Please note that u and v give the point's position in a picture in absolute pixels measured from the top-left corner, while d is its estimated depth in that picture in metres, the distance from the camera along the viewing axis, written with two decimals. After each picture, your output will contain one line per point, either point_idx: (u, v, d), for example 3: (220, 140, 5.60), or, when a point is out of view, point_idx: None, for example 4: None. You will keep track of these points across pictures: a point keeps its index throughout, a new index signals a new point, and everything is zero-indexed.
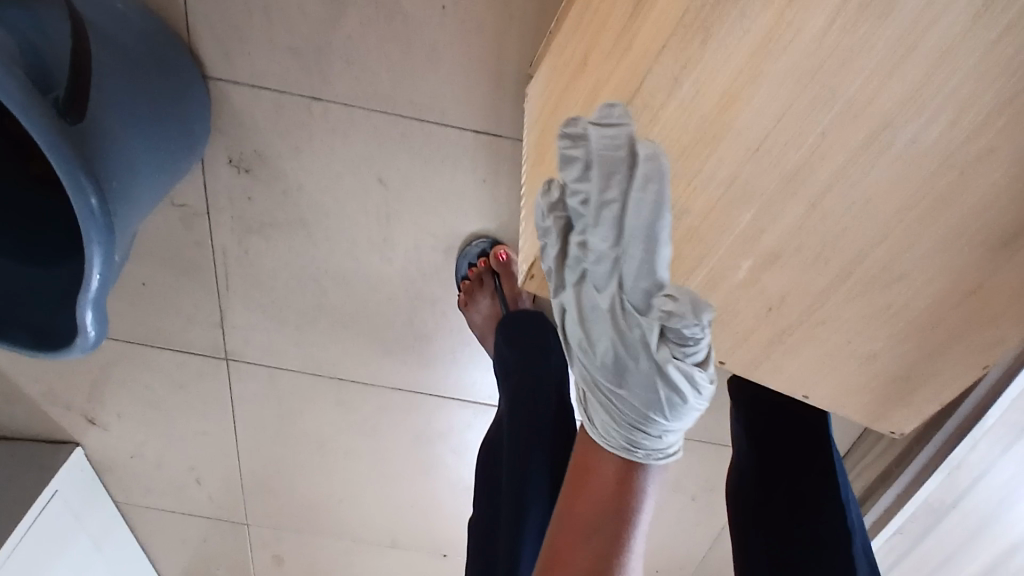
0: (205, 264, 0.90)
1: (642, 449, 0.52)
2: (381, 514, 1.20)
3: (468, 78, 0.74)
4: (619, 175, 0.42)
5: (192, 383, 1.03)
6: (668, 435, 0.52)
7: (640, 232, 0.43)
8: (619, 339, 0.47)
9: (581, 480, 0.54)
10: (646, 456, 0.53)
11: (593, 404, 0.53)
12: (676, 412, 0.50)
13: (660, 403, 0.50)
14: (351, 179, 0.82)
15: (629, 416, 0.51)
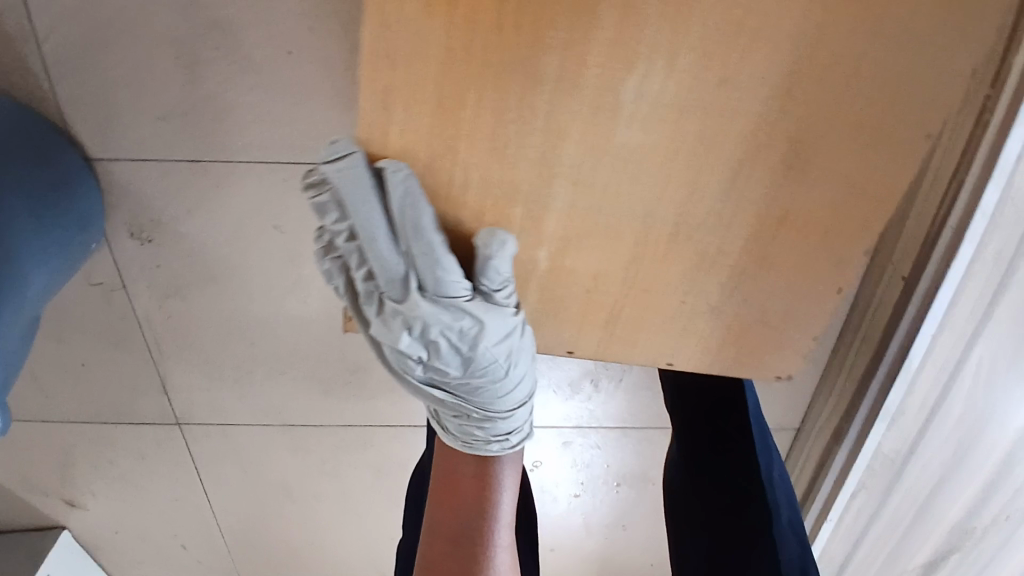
0: (134, 335, 0.93)
1: (495, 437, 0.61)
2: (367, 551, 1.20)
3: (334, 115, 0.76)
4: (377, 206, 0.46)
5: (152, 451, 1.05)
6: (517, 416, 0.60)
7: (425, 255, 0.47)
8: (435, 351, 0.51)
9: (451, 490, 0.66)
10: (500, 445, 0.62)
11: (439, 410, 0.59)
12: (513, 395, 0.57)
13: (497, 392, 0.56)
14: (250, 229, 0.84)
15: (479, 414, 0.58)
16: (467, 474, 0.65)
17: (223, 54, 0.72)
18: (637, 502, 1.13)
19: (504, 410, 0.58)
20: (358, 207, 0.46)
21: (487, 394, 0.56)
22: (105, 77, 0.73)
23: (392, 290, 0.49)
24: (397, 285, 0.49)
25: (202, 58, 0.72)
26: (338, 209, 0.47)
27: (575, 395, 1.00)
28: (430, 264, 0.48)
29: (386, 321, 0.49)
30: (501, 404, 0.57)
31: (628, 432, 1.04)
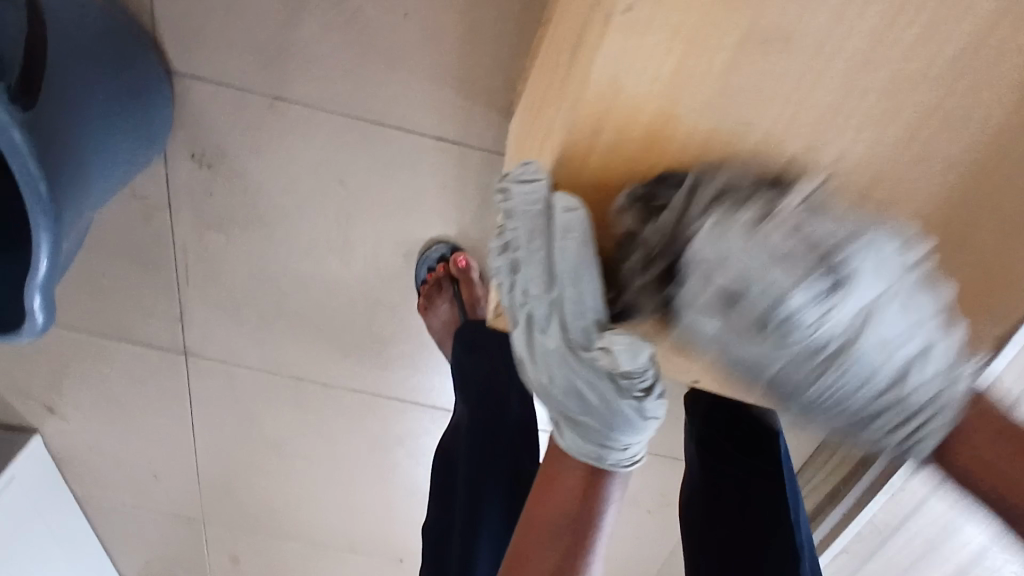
0: (165, 257, 0.90)
1: (610, 458, 0.45)
2: (339, 519, 1.19)
3: (430, 86, 0.75)
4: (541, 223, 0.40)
5: (150, 376, 1.03)
6: (635, 442, 0.45)
7: (572, 279, 0.39)
8: (575, 369, 0.42)
9: (546, 481, 0.48)
10: (615, 464, 0.46)
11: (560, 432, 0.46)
12: (636, 423, 0.43)
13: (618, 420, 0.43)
14: (313, 180, 0.82)
15: (591, 433, 0.44)
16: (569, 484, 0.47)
17: (334, 2, 0.70)
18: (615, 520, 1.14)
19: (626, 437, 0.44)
20: (533, 213, 0.41)
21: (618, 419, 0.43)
22: None
23: (542, 315, 0.42)
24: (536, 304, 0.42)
25: (312, 3, 0.70)
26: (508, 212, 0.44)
27: None
28: (577, 297, 0.39)
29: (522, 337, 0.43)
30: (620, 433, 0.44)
31: None
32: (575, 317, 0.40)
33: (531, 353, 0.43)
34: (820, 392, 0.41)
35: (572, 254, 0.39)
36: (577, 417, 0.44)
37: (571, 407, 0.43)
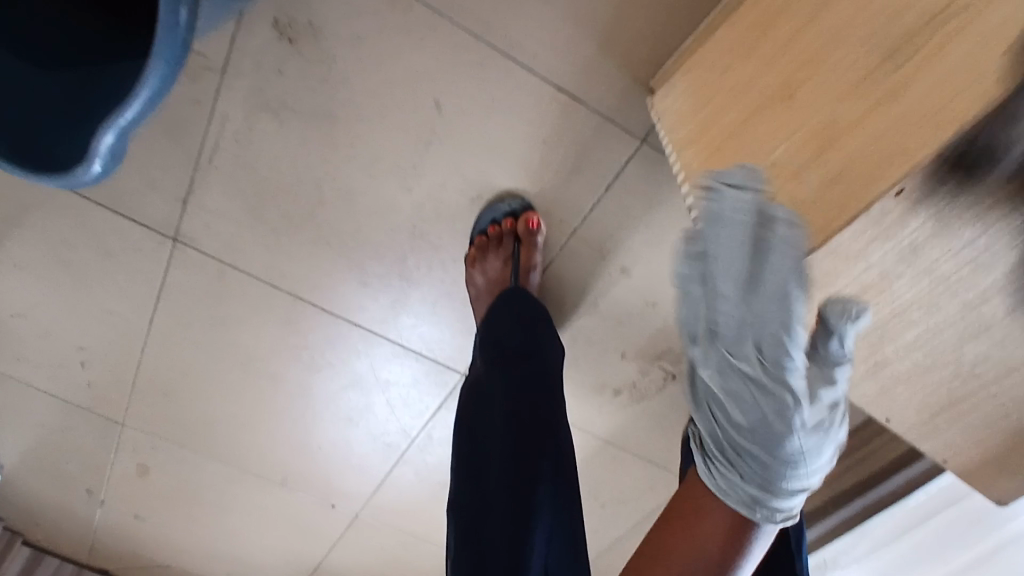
0: (196, 127, 0.77)
1: (772, 493, 0.46)
2: (283, 451, 1.11)
3: (573, 33, 0.69)
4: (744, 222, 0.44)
5: (123, 254, 0.88)
6: (800, 478, 0.45)
7: (766, 276, 0.43)
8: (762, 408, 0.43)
9: (692, 512, 0.49)
10: (777, 499, 0.46)
11: (724, 472, 0.47)
12: (796, 449, 0.44)
13: (782, 446, 0.44)
14: (407, 92, 0.73)
15: (757, 470, 0.45)
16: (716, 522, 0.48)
17: None
18: None
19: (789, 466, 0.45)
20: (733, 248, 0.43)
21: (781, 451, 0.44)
22: None
23: (737, 342, 0.43)
24: (726, 307, 0.43)
25: None
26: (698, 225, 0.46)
27: (589, 395, 0.99)
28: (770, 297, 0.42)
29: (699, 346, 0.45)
30: (781, 461, 0.44)
31: (608, 445, 1.06)
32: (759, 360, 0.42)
33: (709, 389, 0.46)
34: (756, 432, 0.44)
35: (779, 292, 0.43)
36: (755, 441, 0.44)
37: (752, 446, 0.44)
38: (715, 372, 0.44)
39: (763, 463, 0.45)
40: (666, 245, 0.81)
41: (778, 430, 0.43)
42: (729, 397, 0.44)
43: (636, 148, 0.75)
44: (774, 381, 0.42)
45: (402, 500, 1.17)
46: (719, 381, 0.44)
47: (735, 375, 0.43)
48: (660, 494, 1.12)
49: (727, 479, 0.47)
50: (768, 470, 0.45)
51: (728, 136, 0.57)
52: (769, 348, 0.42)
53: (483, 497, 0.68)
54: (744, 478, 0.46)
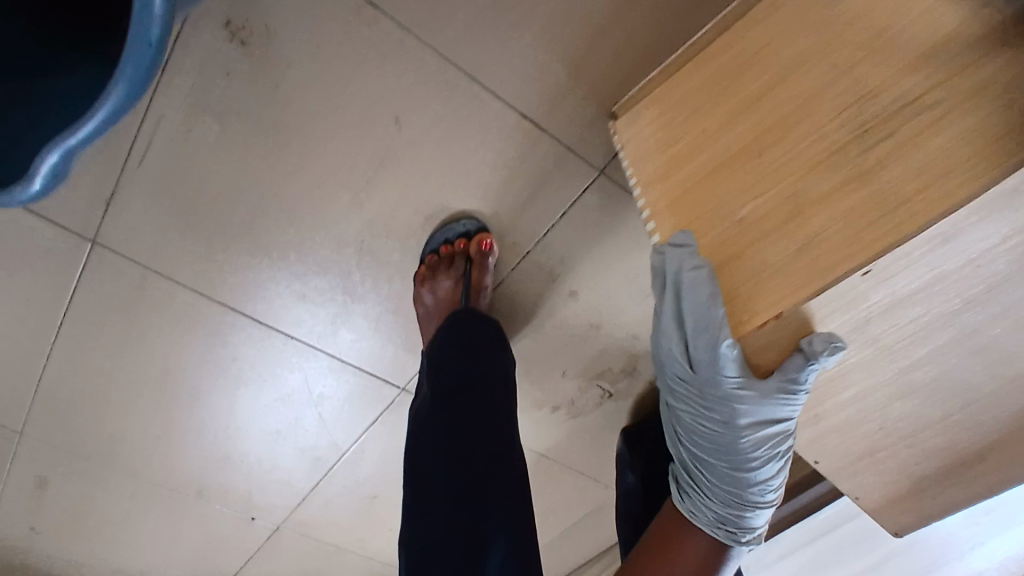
0: (126, 127, 0.71)
1: (753, 506, 0.59)
2: (201, 465, 1.05)
3: (543, 63, 0.68)
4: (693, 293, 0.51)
5: (27, 256, 0.80)
6: (771, 487, 0.58)
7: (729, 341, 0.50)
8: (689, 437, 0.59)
9: (670, 544, 0.63)
10: (755, 510, 0.59)
11: (676, 477, 0.63)
12: (764, 469, 0.56)
13: (748, 470, 0.56)
14: (365, 106, 0.71)
15: (721, 492, 0.59)
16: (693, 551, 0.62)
17: None
18: None
19: (760, 481, 0.57)
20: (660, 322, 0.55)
21: (716, 476, 0.58)
22: None
23: (714, 387, 0.53)
24: (677, 368, 0.55)
25: None
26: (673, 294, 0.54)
27: (527, 411, 1.00)
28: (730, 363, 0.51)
29: (682, 403, 0.56)
30: (755, 480, 0.57)
31: (540, 458, 1.07)
32: (684, 406, 0.56)
33: (678, 425, 0.58)
34: (728, 460, 0.56)
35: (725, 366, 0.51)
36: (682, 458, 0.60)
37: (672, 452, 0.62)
38: (688, 423, 0.56)
39: (711, 486, 0.59)
40: (615, 272, 0.83)
41: (702, 455, 0.58)
42: (705, 441, 0.56)
43: (593, 178, 0.76)
44: (740, 425, 0.54)
45: (328, 513, 1.13)
46: (713, 436, 0.55)
47: (694, 422, 0.56)
48: (587, 503, 1.15)
49: (704, 503, 0.60)
50: (721, 494, 0.59)
51: (699, 181, 0.57)
52: (733, 400, 0.53)
53: (430, 526, 0.66)
54: (707, 494, 0.60)
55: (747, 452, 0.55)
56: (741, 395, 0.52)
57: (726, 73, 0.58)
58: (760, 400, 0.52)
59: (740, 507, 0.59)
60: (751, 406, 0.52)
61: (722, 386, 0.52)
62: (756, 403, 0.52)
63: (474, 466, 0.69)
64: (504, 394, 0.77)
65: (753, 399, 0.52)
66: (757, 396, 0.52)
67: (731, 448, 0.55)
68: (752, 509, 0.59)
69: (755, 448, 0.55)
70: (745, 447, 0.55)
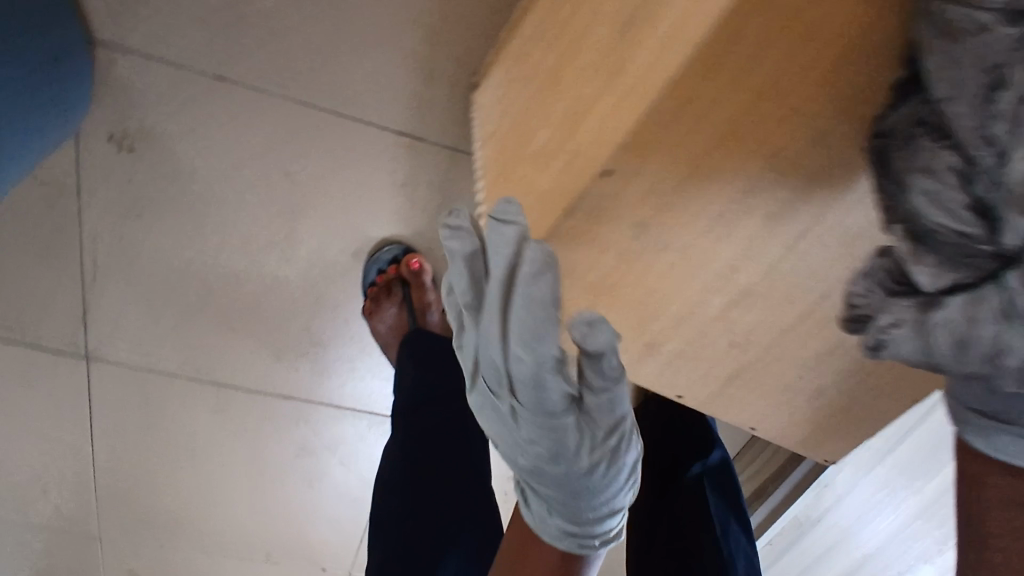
0: (68, 251, 0.78)
1: (598, 509, 0.50)
2: (256, 530, 1.12)
3: (395, 76, 0.71)
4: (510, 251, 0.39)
5: (40, 382, 0.90)
6: (614, 488, 0.49)
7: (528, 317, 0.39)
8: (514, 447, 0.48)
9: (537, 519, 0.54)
10: (603, 512, 0.50)
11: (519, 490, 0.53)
12: (612, 469, 0.47)
13: (591, 477, 0.47)
14: (255, 170, 0.74)
15: (562, 503, 0.49)
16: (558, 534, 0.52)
17: None
18: None
19: (610, 483, 0.48)
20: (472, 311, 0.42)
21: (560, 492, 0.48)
22: None
23: (525, 397, 0.42)
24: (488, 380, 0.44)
25: None
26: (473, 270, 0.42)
27: None
28: (530, 362, 0.40)
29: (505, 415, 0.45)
30: (603, 483, 0.48)
31: None
32: (508, 423, 0.45)
33: (506, 443, 0.47)
34: (568, 474, 0.46)
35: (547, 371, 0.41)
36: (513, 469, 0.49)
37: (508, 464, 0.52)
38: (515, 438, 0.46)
39: (552, 501, 0.49)
40: None
41: (540, 473, 0.47)
42: (538, 457, 0.46)
43: None
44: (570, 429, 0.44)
45: None
46: (543, 449, 0.45)
47: (520, 440, 0.45)
48: None
49: (540, 509, 0.51)
50: (563, 504, 0.49)
51: (514, 128, 0.52)
52: (543, 404, 0.42)
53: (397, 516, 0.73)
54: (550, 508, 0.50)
55: (587, 457, 0.46)
56: (546, 390, 0.41)
57: (546, 16, 0.54)
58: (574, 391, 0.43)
59: (583, 515, 0.50)
60: (563, 403, 0.43)
61: (529, 388, 0.41)
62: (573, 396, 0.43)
63: (428, 485, 0.75)
64: (476, 419, 0.81)
65: (559, 391, 0.42)
66: (563, 391, 0.42)
67: (568, 459, 0.45)
68: (600, 515, 0.50)
69: (595, 449, 0.46)
70: (586, 453, 0.45)
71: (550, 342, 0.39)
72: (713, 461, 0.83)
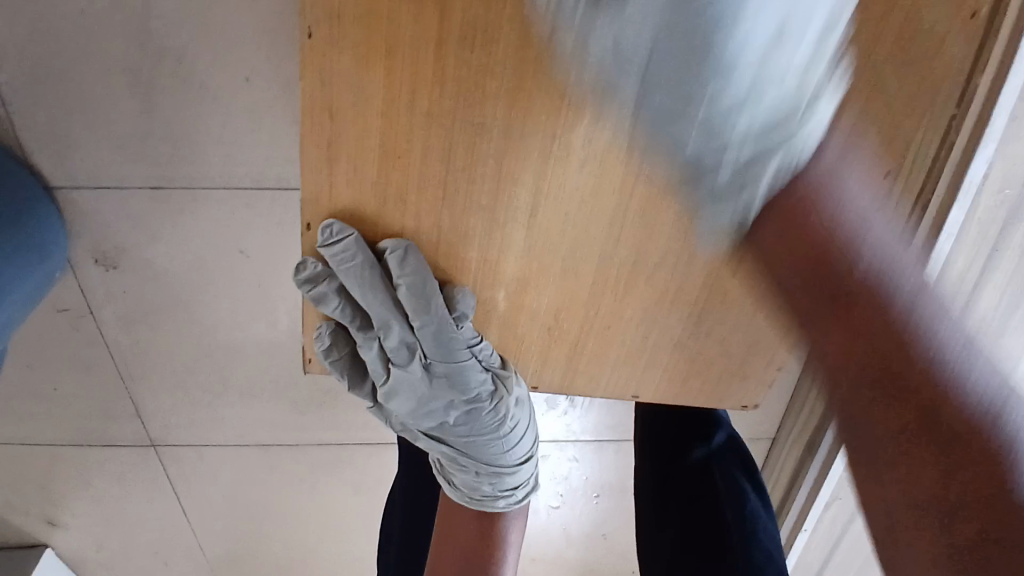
0: (104, 361, 0.91)
1: (512, 452, 0.64)
2: (350, 566, 1.21)
3: (294, 140, 0.74)
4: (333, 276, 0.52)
5: (128, 473, 1.05)
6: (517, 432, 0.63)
7: (387, 301, 0.52)
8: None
9: (448, 529, 0.67)
10: (516, 454, 0.64)
11: (443, 462, 0.66)
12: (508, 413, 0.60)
13: (493, 421, 0.60)
14: (214, 255, 0.82)
15: (481, 456, 0.63)
16: (465, 533, 0.67)
17: (179, 82, 0.70)
18: (615, 511, 1.13)
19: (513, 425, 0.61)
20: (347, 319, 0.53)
21: (492, 449, 0.62)
22: (57, 107, 0.72)
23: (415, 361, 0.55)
24: (377, 368, 0.56)
25: (159, 87, 0.71)
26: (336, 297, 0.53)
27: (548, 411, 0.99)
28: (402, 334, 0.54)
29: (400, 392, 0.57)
30: (507, 428, 0.61)
31: (605, 444, 1.04)
32: (405, 397, 0.57)
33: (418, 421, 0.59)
34: (473, 422, 0.59)
35: (432, 338, 0.53)
36: (454, 458, 0.63)
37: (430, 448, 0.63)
38: (421, 411, 0.58)
39: (473, 458, 0.63)
40: None
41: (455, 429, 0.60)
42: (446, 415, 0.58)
43: None
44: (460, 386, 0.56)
45: None
46: (444, 407, 0.58)
47: (424, 409, 0.57)
48: None
49: (464, 478, 0.65)
50: (482, 457, 0.63)
51: None
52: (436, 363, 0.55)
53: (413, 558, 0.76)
54: (476, 471, 0.64)
55: (481, 404, 0.58)
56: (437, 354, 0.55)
57: None
58: (456, 353, 0.54)
59: (502, 464, 0.64)
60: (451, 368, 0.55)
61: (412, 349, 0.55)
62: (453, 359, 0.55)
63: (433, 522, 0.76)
64: None
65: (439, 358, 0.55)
66: (450, 355, 0.54)
67: (468, 411, 0.58)
68: (513, 456, 0.64)
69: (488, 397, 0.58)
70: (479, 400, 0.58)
71: (398, 320, 0.53)
72: (718, 443, 0.79)
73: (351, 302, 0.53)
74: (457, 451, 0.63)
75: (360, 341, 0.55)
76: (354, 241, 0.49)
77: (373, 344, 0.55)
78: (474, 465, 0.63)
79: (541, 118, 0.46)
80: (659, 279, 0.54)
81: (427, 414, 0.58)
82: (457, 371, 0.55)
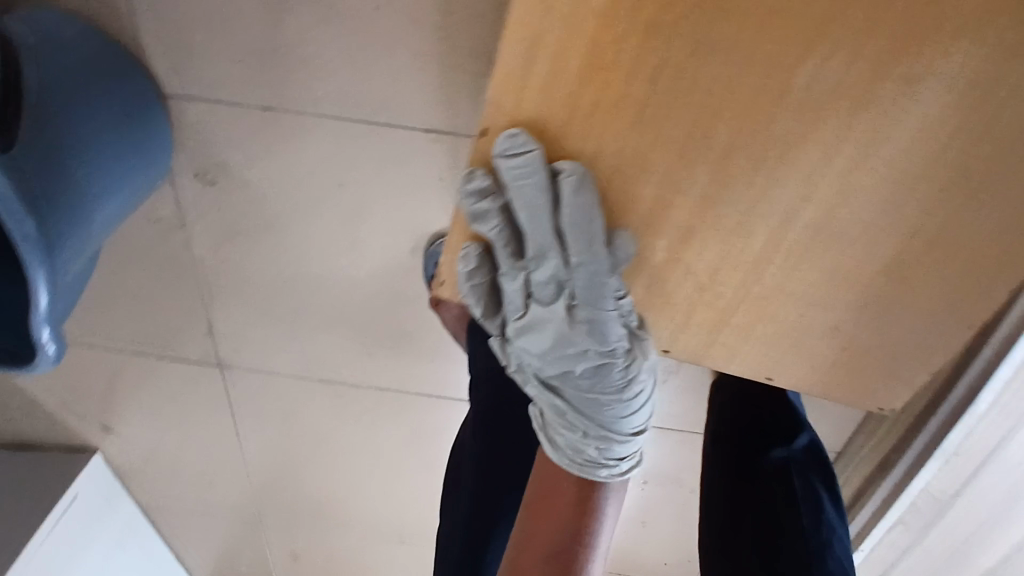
0: (187, 275, 0.92)
1: (621, 419, 0.64)
2: (387, 512, 1.22)
3: (413, 78, 0.73)
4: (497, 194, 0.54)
5: (191, 389, 1.06)
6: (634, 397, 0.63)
7: (548, 228, 0.54)
8: None
9: (546, 492, 0.67)
10: (624, 421, 0.64)
11: (544, 419, 0.67)
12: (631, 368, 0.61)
13: (615, 373, 0.61)
14: (313, 184, 0.82)
15: (591, 414, 0.64)
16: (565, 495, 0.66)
17: (310, 3, 0.70)
18: (659, 499, 1.12)
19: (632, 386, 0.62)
20: (499, 239, 0.55)
21: (607, 407, 0.63)
22: (186, 13, 0.71)
23: (557, 295, 0.57)
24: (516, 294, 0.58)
25: (289, 6, 0.70)
26: (493, 214, 0.54)
27: None
28: (551, 265, 0.55)
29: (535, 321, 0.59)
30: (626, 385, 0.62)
31: (663, 431, 1.02)
32: (537, 329, 0.59)
33: (543, 358, 0.61)
34: (595, 370, 0.61)
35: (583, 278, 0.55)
36: (564, 407, 0.64)
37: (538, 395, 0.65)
38: (549, 345, 0.60)
39: (583, 415, 0.64)
40: None
41: (576, 373, 0.61)
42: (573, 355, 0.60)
43: None
44: (596, 328, 0.58)
45: None
46: (572, 347, 0.59)
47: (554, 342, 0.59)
48: None
49: (565, 439, 0.65)
50: (592, 416, 0.64)
51: None
52: (578, 300, 0.57)
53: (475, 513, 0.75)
54: (580, 433, 0.64)
55: (610, 353, 0.60)
56: (582, 291, 0.56)
57: None
58: (601, 292, 0.56)
59: (610, 430, 0.64)
60: (592, 306, 0.57)
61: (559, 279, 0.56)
62: (596, 298, 0.57)
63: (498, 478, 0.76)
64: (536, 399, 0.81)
65: (582, 294, 0.56)
66: (595, 293, 0.56)
67: (594, 355, 0.60)
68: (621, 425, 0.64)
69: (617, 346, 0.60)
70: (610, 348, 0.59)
71: (556, 252, 0.55)
72: (800, 446, 0.77)
73: (508, 224, 0.55)
74: (569, 401, 0.64)
75: (508, 268, 0.56)
76: (535, 156, 0.50)
77: (519, 274, 0.57)
78: (581, 423, 0.64)
79: (759, 73, 0.46)
80: (833, 256, 0.54)
81: (554, 351, 0.60)
82: (597, 309, 0.57)
